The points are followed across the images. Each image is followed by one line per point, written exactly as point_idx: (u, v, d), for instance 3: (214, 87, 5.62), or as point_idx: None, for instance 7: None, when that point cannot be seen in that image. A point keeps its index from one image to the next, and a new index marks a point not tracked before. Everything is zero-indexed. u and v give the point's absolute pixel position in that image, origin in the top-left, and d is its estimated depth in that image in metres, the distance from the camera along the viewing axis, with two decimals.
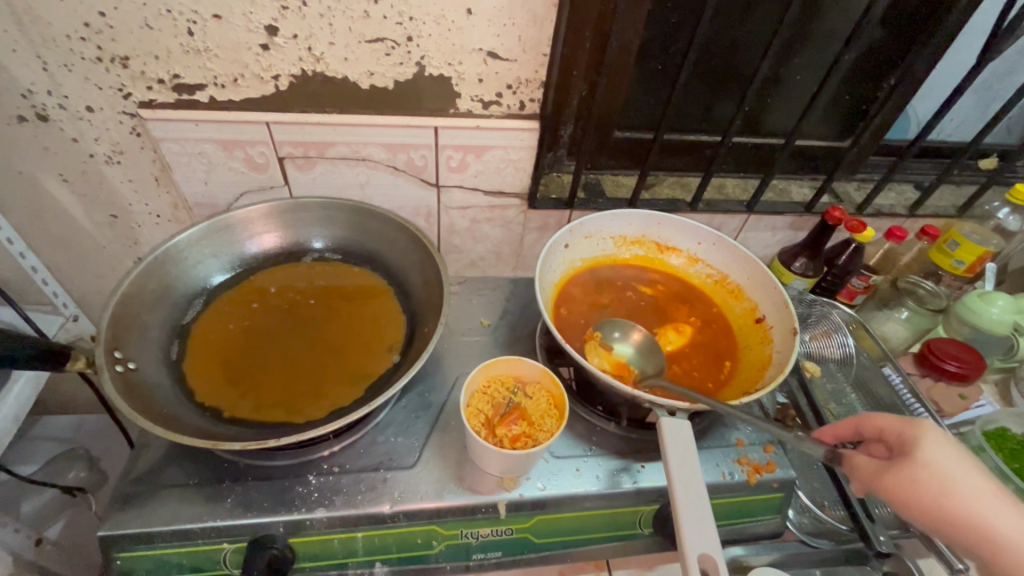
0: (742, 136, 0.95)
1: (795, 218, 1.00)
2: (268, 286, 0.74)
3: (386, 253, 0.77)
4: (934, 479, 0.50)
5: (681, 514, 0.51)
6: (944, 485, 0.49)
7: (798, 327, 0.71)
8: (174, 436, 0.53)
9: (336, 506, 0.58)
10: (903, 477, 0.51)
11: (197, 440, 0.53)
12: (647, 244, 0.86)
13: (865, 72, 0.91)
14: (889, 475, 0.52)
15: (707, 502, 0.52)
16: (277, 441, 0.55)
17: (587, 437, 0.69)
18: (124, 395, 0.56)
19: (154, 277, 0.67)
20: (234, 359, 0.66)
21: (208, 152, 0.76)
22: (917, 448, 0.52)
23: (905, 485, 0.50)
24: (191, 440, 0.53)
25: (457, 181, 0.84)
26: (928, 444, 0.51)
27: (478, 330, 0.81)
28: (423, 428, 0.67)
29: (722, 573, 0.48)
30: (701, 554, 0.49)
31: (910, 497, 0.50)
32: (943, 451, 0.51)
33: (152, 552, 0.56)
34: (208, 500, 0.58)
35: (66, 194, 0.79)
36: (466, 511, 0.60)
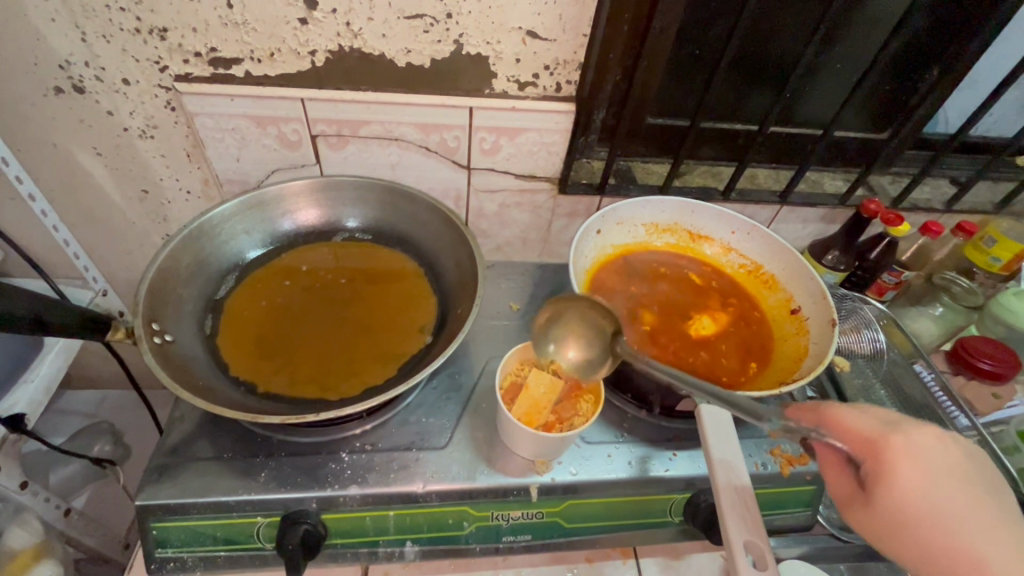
0: (778, 126, 0.94)
1: (828, 210, 0.98)
2: (300, 264, 0.74)
3: (418, 234, 0.77)
4: (890, 521, 0.45)
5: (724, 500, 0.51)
6: (908, 525, 0.44)
7: (836, 319, 0.70)
8: (214, 408, 0.53)
9: (369, 484, 0.58)
10: (868, 518, 0.47)
11: (236, 413, 0.53)
12: (679, 232, 0.85)
13: (908, 61, 0.89)
14: (864, 511, 0.47)
15: (750, 489, 0.51)
16: (315, 416, 0.55)
17: (617, 424, 0.68)
18: (164, 367, 0.56)
19: (189, 251, 0.67)
20: (268, 336, 0.66)
21: (242, 128, 0.76)
22: (883, 480, 0.45)
23: (872, 524, 0.47)
24: (231, 413, 0.53)
25: (488, 164, 0.83)
26: (896, 471, 0.45)
27: (507, 315, 0.81)
28: (453, 409, 0.67)
29: (769, 561, 0.47)
30: (747, 541, 0.49)
31: (876, 535, 0.47)
32: (917, 479, 0.44)
33: (187, 524, 0.57)
34: (242, 473, 0.58)
35: (99, 167, 0.79)
36: (497, 493, 0.60)
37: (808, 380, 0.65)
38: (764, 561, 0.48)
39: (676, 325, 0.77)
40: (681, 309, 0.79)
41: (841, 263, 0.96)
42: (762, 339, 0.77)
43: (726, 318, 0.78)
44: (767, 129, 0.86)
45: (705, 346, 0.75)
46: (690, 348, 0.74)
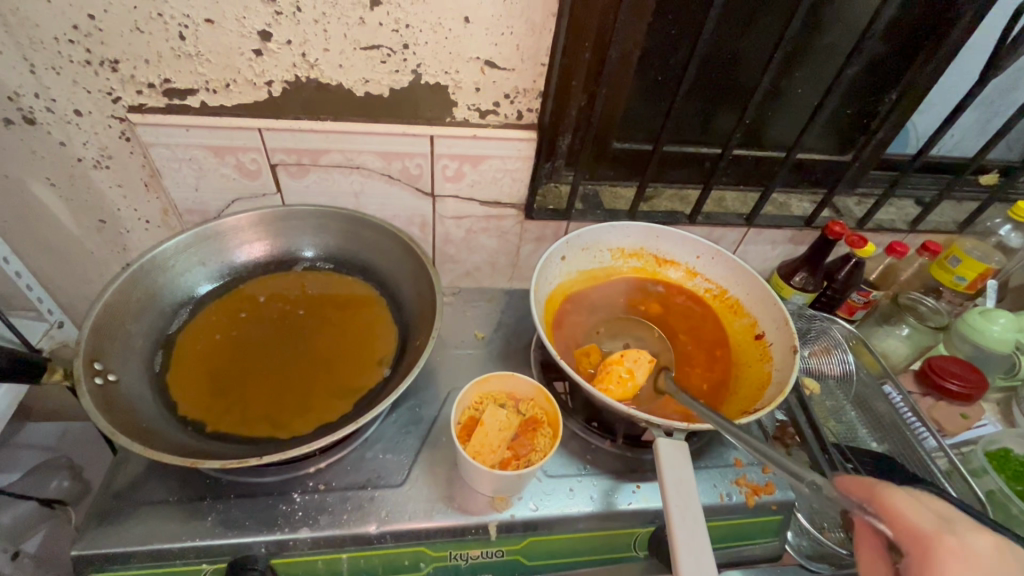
0: (742, 150, 0.94)
1: (795, 232, 0.99)
2: (259, 295, 0.72)
3: (379, 262, 0.76)
4: None
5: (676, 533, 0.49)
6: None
7: (798, 345, 0.69)
8: (151, 453, 0.50)
9: (321, 526, 0.56)
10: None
11: (175, 458, 0.51)
12: (645, 256, 0.85)
13: (866, 86, 0.90)
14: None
15: (705, 529, 0.50)
16: (260, 458, 0.53)
17: (581, 456, 0.67)
18: (102, 409, 0.53)
19: (138, 285, 0.65)
20: (218, 371, 0.64)
21: (199, 158, 0.75)
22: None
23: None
24: (169, 457, 0.51)
25: (452, 191, 0.83)
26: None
27: (472, 343, 0.79)
28: (413, 443, 0.65)
29: None
30: None
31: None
32: None
33: (128, 573, 0.54)
34: (188, 517, 0.56)
35: (54, 199, 0.78)
36: (455, 532, 0.58)
37: (770, 409, 0.64)
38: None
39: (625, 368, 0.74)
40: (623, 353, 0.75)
41: (809, 284, 0.97)
42: (724, 381, 0.74)
43: (690, 361, 0.77)
44: (730, 153, 0.87)
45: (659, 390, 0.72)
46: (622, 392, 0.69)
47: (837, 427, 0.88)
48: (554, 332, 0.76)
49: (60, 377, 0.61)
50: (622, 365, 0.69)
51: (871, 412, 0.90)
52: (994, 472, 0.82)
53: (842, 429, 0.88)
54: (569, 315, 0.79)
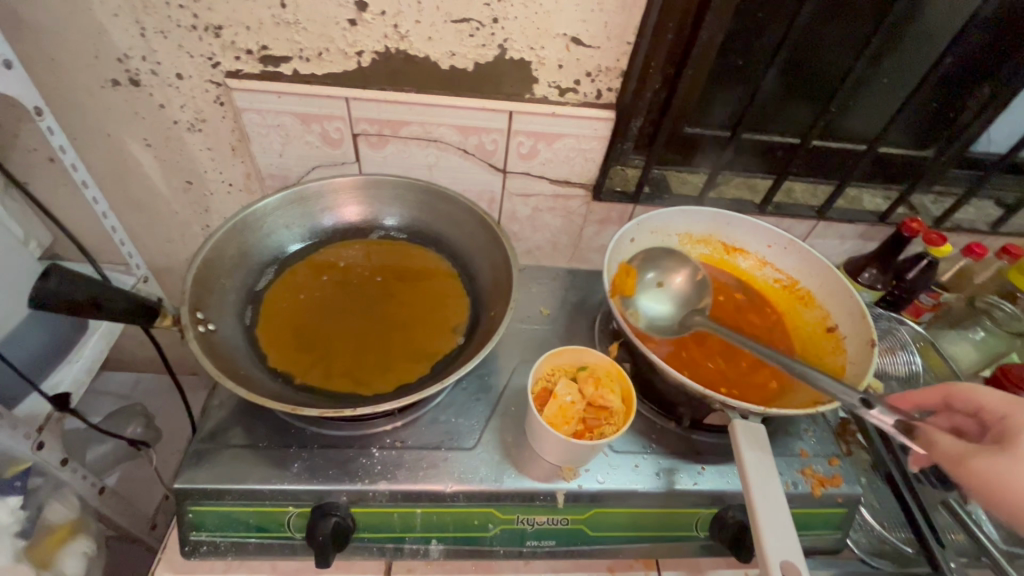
0: (820, 140, 0.92)
1: (867, 227, 0.97)
2: (338, 259, 0.75)
3: (453, 234, 0.77)
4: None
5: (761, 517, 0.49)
6: None
7: (876, 339, 0.68)
8: (254, 397, 0.54)
9: (399, 480, 0.59)
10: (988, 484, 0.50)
11: (274, 403, 0.54)
12: (713, 243, 0.84)
13: (960, 78, 0.86)
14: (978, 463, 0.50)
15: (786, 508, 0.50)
16: (354, 411, 0.56)
17: (646, 434, 0.68)
18: (207, 354, 0.57)
19: (233, 243, 0.68)
20: (301, 328, 0.67)
21: (287, 124, 0.77)
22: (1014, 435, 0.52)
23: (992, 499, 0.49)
24: (268, 403, 0.54)
25: (525, 168, 0.84)
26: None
27: (537, 319, 0.81)
28: (482, 410, 0.67)
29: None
30: (785, 562, 0.47)
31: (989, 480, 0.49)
32: None
33: (222, 508, 0.57)
34: (277, 462, 0.59)
35: (149, 158, 0.82)
36: (525, 496, 0.60)
37: None
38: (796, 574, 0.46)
39: (690, 353, 0.74)
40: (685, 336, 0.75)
41: (877, 281, 0.96)
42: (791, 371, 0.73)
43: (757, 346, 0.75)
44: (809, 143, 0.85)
45: (725, 377, 0.72)
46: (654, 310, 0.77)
47: None
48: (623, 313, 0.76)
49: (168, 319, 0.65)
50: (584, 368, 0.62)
51: None
52: None
53: None
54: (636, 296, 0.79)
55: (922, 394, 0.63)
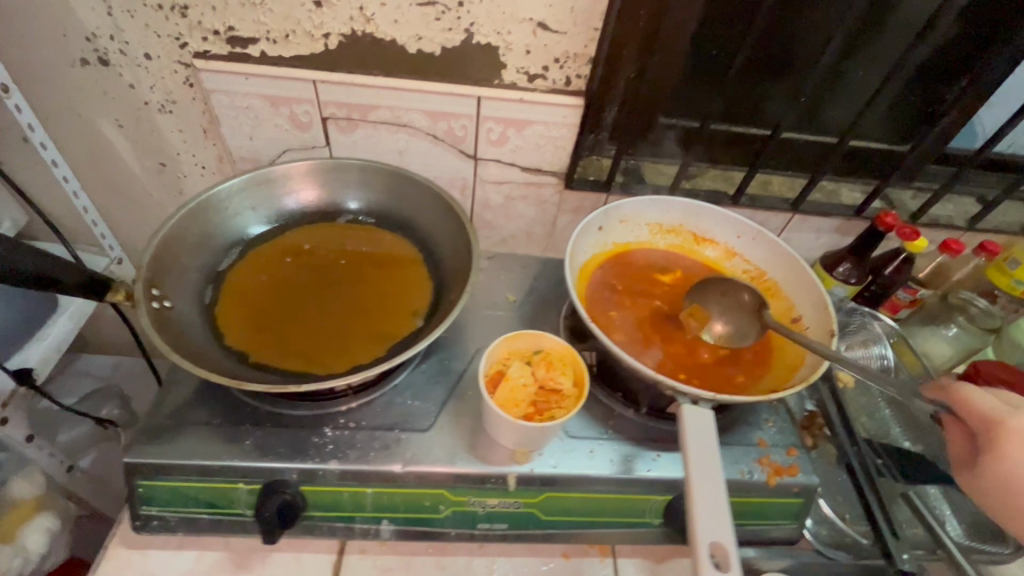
0: (790, 132, 0.91)
1: (842, 222, 0.96)
2: (304, 242, 0.75)
3: (419, 218, 0.77)
4: None
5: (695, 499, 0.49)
6: None
7: (836, 328, 0.68)
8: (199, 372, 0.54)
9: (349, 460, 0.59)
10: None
11: (220, 379, 0.55)
12: (683, 233, 0.84)
13: (935, 71, 0.86)
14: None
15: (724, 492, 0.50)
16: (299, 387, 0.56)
17: (604, 421, 0.68)
18: (157, 330, 0.57)
19: (196, 222, 0.69)
20: (262, 307, 0.68)
21: (256, 107, 0.77)
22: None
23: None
24: (215, 378, 0.55)
25: (495, 155, 0.84)
26: None
27: (503, 306, 0.80)
28: (440, 393, 0.67)
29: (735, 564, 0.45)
30: (713, 543, 0.46)
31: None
32: None
33: (171, 483, 0.58)
34: (229, 439, 0.60)
35: (120, 139, 0.82)
36: (476, 479, 0.60)
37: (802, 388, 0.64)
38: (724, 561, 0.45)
39: (652, 341, 0.73)
40: (648, 321, 0.75)
41: (853, 276, 0.95)
42: (753, 362, 0.73)
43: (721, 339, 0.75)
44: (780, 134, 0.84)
45: (685, 365, 0.71)
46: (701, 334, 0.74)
47: (868, 424, 0.90)
48: (588, 296, 0.76)
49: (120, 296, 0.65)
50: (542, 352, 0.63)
51: (910, 417, 0.90)
52: None
53: (874, 426, 0.90)
54: (603, 283, 0.79)
55: None
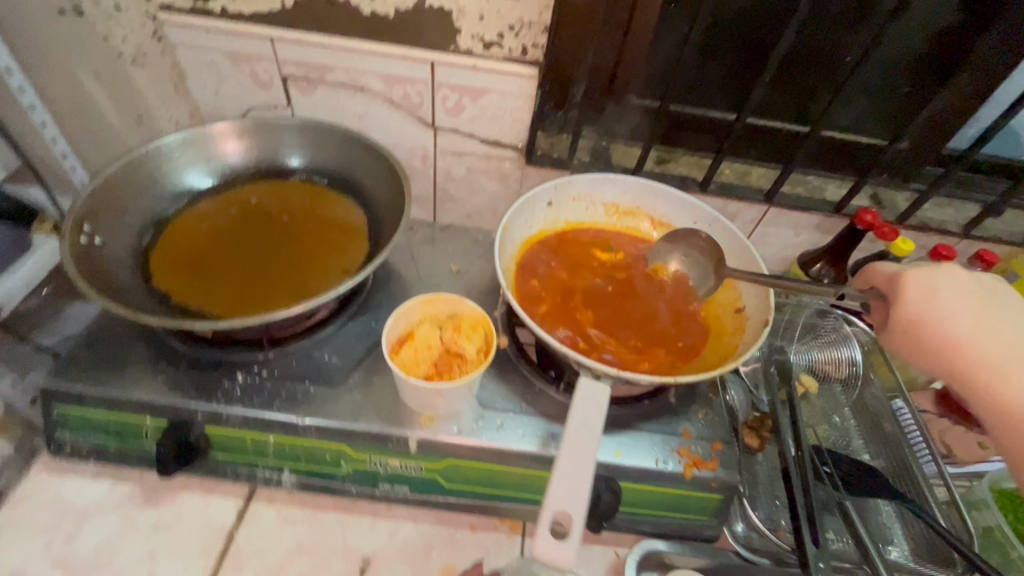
0: (755, 117, 0.87)
1: (822, 218, 0.91)
2: (253, 196, 0.76)
3: (365, 180, 0.77)
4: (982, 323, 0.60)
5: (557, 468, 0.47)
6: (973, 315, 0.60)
7: (770, 318, 0.66)
8: (102, 301, 0.56)
9: (253, 406, 0.60)
10: (918, 274, 0.62)
11: (121, 309, 0.56)
12: (641, 216, 0.82)
13: (927, 60, 0.81)
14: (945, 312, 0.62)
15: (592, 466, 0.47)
16: (194, 323, 0.57)
17: (522, 395, 0.66)
18: (75, 262, 0.59)
19: (146, 168, 0.71)
20: (197, 252, 0.69)
21: (218, 63, 0.79)
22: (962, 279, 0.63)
23: (922, 271, 0.62)
24: (116, 308, 0.56)
25: (453, 125, 0.83)
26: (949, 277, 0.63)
27: (446, 276, 0.80)
28: (360, 352, 0.67)
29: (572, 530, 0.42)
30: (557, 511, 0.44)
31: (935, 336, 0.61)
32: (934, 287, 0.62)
33: (83, 412, 0.61)
34: (141, 376, 0.61)
35: (98, 91, 0.84)
36: (377, 437, 0.60)
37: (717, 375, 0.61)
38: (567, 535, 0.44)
39: (582, 317, 0.72)
40: (579, 297, 0.74)
41: (825, 275, 0.91)
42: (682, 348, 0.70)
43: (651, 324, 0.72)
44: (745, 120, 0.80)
45: (610, 344, 0.69)
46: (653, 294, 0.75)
47: (827, 431, 0.85)
48: (523, 265, 0.75)
49: None
50: (456, 314, 0.63)
51: (876, 430, 0.85)
52: (997, 508, 0.74)
53: (834, 435, 0.84)
54: (544, 255, 0.77)
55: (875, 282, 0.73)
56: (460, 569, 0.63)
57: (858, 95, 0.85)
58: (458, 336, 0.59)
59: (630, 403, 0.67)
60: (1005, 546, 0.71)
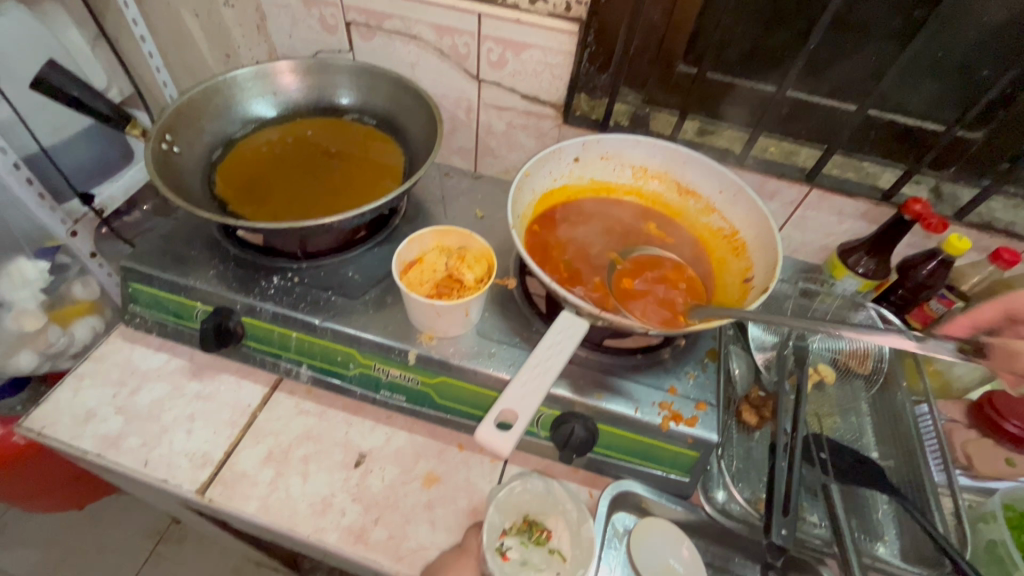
0: (801, 93, 0.85)
1: (869, 206, 0.87)
2: (308, 129, 0.85)
3: (409, 124, 0.84)
4: None
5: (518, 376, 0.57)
6: None
7: (771, 287, 0.65)
8: (165, 192, 0.65)
9: (282, 304, 0.69)
10: None
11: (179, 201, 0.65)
12: (667, 182, 0.82)
13: (1009, 41, 0.72)
14: None
15: (550, 381, 0.57)
16: (233, 221, 0.65)
17: (519, 332, 0.70)
18: (155, 163, 0.71)
19: (221, 94, 0.81)
20: (254, 172, 0.79)
21: (293, 6, 0.88)
22: None
23: None
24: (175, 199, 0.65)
25: (496, 78, 0.87)
26: None
27: (471, 220, 0.85)
28: (380, 274, 0.74)
29: (517, 429, 0.53)
30: (506, 409, 0.55)
31: None
32: None
33: (150, 291, 0.73)
34: (196, 268, 0.72)
35: (195, 28, 0.93)
36: (382, 347, 0.67)
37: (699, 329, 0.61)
38: (513, 428, 0.54)
39: (589, 264, 0.74)
40: (587, 248, 0.76)
41: (868, 268, 0.87)
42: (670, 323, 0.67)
43: (652, 284, 0.73)
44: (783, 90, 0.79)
45: (610, 292, 0.71)
46: (659, 261, 0.76)
47: (839, 424, 0.81)
48: (539, 211, 0.78)
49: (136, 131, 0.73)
50: (467, 249, 0.70)
51: (894, 437, 0.79)
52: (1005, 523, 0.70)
53: (846, 429, 0.81)
54: (561, 207, 0.80)
55: (982, 311, 0.62)
56: (441, 479, 0.69)
57: (926, 76, 0.79)
58: (463, 265, 0.67)
59: (622, 354, 0.70)
60: (1005, 562, 0.67)
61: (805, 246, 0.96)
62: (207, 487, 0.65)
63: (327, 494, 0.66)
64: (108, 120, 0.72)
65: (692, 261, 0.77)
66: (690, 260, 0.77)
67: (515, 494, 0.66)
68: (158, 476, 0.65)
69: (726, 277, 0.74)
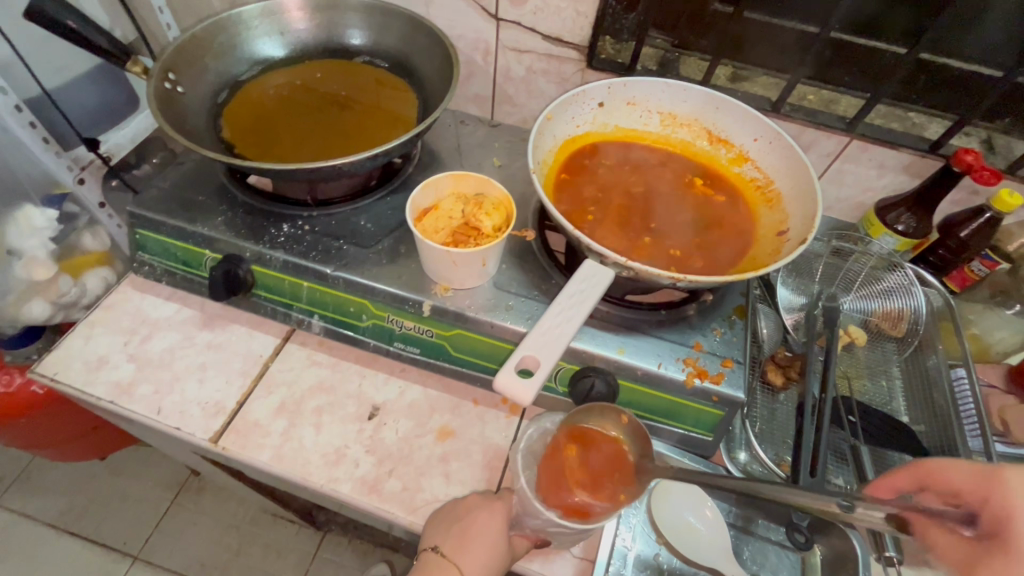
0: (847, 34, 0.77)
1: (914, 159, 0.81)
2: (318, 72, 0.81)
3: (423, 66, 0.80)
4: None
5: (541, 323, 0.55)
6: None
7: (809, 237, 0.61)
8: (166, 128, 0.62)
9: (292, 252, 0.66)
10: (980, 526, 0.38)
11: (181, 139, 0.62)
12: (697, 129, 0.77)
13: None
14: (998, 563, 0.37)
15: (575, 329, 0.54)
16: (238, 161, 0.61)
17: (538, 284, 0.67)
18: (159, 102, 0.67)
19: (226, 32, 0.77)
20: (261, 115, 0.76)
21: None
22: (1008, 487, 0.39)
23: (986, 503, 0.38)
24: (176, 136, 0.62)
25: (516, 17, 0.82)
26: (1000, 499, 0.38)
27: (488, 169, 0.81)
28: (392, 223, 0.71)
29: (540, 376, 0.51)
30: (527, 354, 0.52)
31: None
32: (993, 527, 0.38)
33: (158, 238, 0.71)
34: (204, 214, 0.69)
35: None
36: (395, 297, 0.65)
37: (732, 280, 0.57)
38: (535, 375, 0.51)
39: (613, 213, 0.70)
40: (610, 197, 0.72)
41: (909, 225, 0.82)
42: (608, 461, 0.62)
43: (681, 236, 0.69)
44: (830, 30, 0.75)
45: (635, 243, 0.68)
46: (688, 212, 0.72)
47: (867, 387, 0.79)
48: (560, 158, 0.74)
49: (138, 69, 0.68)
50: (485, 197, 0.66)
51: (927, 401, 0.76)
52: None
53: (875, 392, 0.78)
54: (583, 155, 0.75)
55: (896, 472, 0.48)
56: (456, 433, 0.67)
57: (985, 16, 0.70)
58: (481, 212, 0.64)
59: (646, 310, 0.67)
60: None
61: (840, 203, 0.91)
62: (221, 435, 0.64)
63: (340, 445, 0.65)
64: (108, 54, 0.67)
65: (722, 212, 0.73)
66: (720, 211, 0.72)
67: (534, 442, 0.63)
68: (171, 423, 0.65)
69: (759, 229, 0.70)
